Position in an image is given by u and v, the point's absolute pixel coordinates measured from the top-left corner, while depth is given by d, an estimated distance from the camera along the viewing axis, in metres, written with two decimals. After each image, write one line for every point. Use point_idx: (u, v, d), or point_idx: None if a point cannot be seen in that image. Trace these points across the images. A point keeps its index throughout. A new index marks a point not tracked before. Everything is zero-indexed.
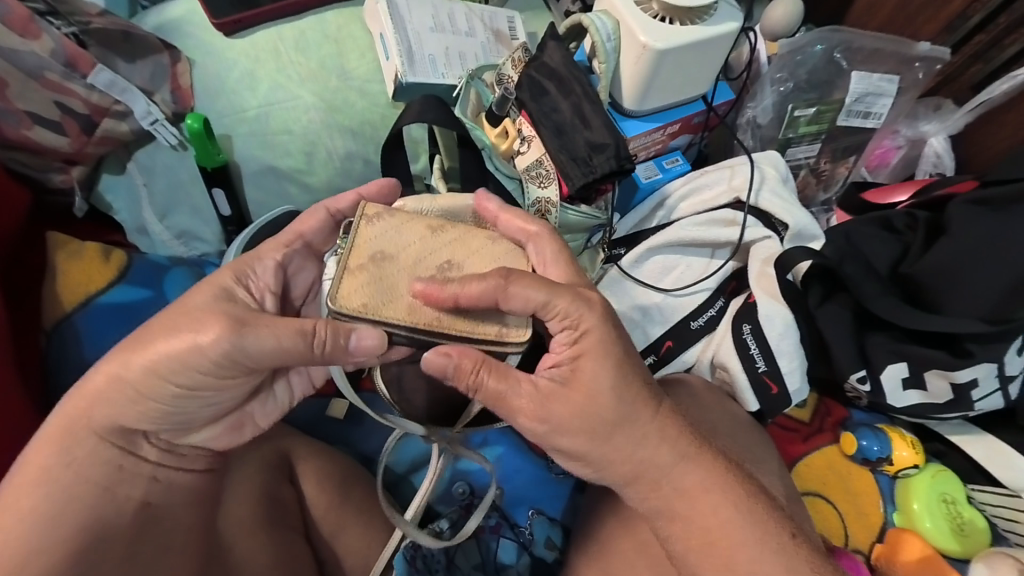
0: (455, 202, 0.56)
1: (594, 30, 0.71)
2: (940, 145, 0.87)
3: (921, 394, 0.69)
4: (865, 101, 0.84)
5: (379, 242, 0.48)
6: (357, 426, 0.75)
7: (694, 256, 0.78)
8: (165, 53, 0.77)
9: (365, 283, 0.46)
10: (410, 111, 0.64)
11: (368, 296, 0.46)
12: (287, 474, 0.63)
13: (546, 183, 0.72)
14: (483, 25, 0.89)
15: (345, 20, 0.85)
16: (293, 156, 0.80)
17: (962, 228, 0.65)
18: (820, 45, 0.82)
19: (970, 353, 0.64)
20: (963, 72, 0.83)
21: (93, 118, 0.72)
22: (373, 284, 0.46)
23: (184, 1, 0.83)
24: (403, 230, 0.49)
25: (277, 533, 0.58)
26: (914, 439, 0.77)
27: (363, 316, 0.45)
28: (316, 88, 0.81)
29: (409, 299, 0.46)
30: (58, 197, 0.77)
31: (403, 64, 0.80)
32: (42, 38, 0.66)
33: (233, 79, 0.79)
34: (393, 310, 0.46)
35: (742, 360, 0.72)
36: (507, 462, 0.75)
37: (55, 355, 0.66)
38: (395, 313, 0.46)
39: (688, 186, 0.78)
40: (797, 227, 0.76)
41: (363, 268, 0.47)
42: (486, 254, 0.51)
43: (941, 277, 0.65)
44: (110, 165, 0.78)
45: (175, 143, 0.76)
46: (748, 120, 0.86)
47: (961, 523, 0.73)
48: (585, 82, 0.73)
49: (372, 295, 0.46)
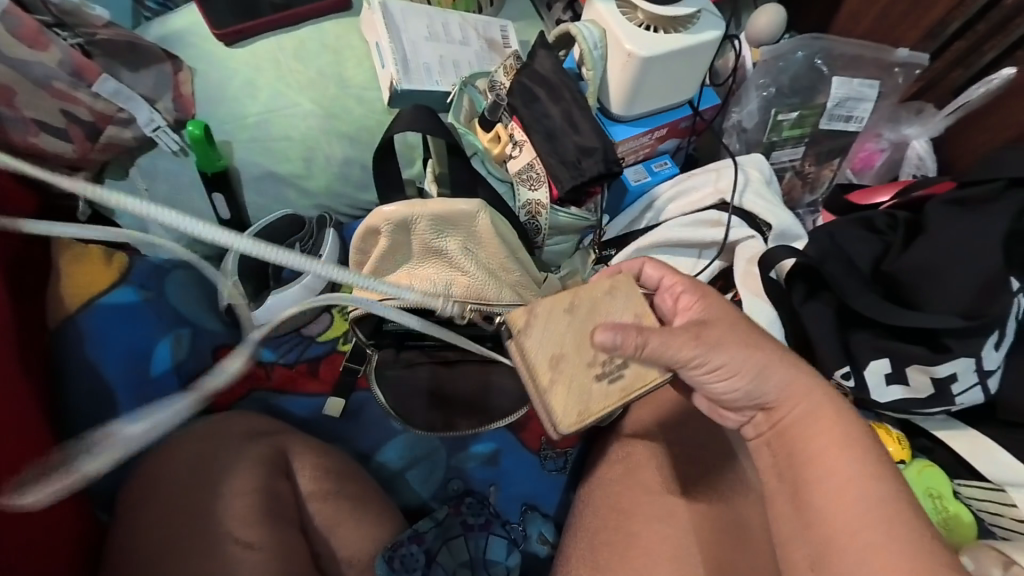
0: (444, 207, 0.57)
1: (582, 39, 0.73)
2: (921, 148, 0.88)
3: (904, 389, 0.70)
4: (846, 106, 0.87)
5: (542, 351, 0.53)
6: (353, 424, 0.76)
7: (682, 255, 0.81)
8: (168, 63, 0.79)
9: (570, 396, 0.53)
10: (402, 119, 0.64)
11: (577, 403, 0.53)
12: (283, 470, 0.64)
13: (537, 185, 0.74)
14: (477, 35, 0.92)
15: (343, 29, 0.88)
16: (292, 162, 0.82)
17: (938, 227, 0.68)
18: (802, 52, 0.86)
19: (948, 347, 0.66)
20: (943, 78, 0.86)
21: (97, 125, 0.74)
22: (572, 395, 0.53)
23: (186, 12, 0.86)
24: (549, 332, 0.53)
25: (274, 525, 0.59)
26: (900, 434, 0.78)
27: (586, 422, 0.53)
28: (315, 96, 0.84)
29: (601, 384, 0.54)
30: (63, 202, 0.79)
31: (398, 73, 0.83)
32: (50, 48, 0.68)
33: (234, 87, 0.82)
34: (597, 405, 0.53)
35: None
36: (507, 460, 0.75)
37: (56, 354, 0.68)
38: (599, 406, 0.53)
39: (676, 188, 0.81)
40: (781, 227, 0.78)
41: (556, 383, 0.53)
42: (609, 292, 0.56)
43: (919, 274, 0.68)
44: (114, 170, 0.79)
45: (177, 149, 0.79)
46: (734, 125, 0.89)
47: (946, 517, 0.74)
48: (574, 89, 0.75)
49: (580, 401, 0.53)
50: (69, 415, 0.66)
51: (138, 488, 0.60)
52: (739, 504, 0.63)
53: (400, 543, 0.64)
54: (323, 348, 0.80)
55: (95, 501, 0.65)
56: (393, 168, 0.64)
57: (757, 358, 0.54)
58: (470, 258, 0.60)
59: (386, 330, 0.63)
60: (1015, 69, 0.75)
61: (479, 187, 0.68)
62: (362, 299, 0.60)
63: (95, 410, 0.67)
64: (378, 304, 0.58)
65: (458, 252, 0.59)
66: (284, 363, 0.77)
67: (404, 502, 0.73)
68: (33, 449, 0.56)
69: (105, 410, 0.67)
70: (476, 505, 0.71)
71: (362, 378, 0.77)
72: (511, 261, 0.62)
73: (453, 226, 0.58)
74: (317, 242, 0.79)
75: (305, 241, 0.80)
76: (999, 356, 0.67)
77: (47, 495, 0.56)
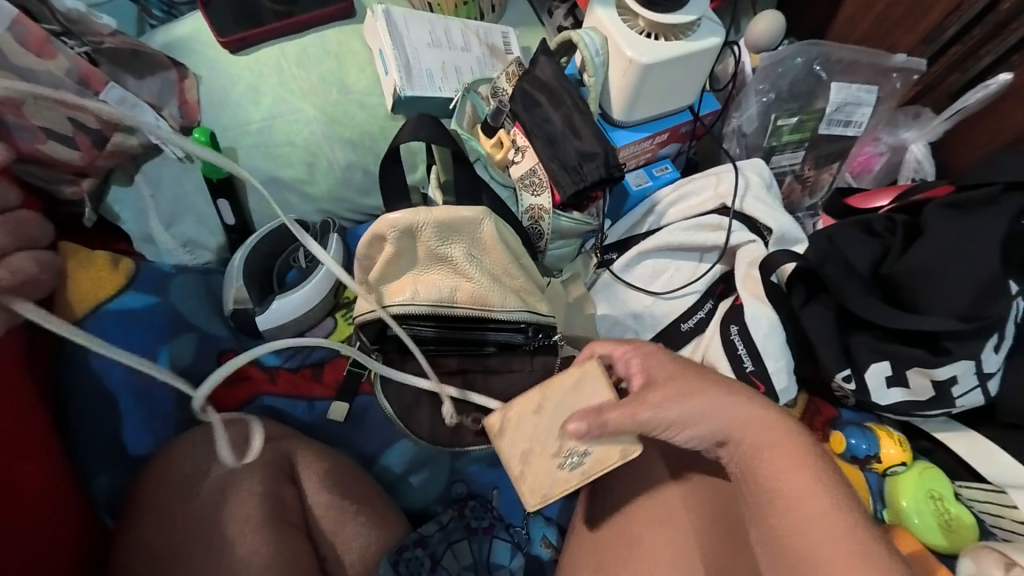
0: (449, 215, 0.58)
1: (583, 45, 0.74)
2: (919, 152, 0.89)
3: (904, 391, 0.71)
4: (844, 111, 0.88)
5: (518, 445, 0.55)
6: (357, 428, 0.76)
7: (683, 259, 0.82)
8: (173, 70, 0.80)
9: (535, 480, 0.54)
10: (406, 128, 0.65)
11: (542, 490, 0.54)
12: (288, 474, 0.64)
13: (539, 191, 0.74)
14: (478, 41, 0.93)
15: (346, 36, 0.89)
16: (296, 168, 0.83)
17: (936, 230, 0.68)
18: (800, 58, 0.86)
19: (948, 350, 0.67)
20: (941, 82, 0.86)
21: (104, 132, 0.75)
22: (540, 480, 0.54)
23: (190, 20, 0.86)
24: (527, 421, 0.55)
25: (279, 530, 0.59)
26: (902, 437, 0.79)
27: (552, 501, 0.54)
28: (318, 102, 0.84)
29: (564, 474, 0.55)
30: (69, 208, 0.79)
31: (401, 79, 0.84)
32: (58, 57, 0.68)
33: (238, 94, 0.83)
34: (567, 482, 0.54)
35: (730, 360, 0.74)
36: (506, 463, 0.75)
37: (61, 359, 0.68)
38: (569, 483, 0.54)
39: (677, 193, 0.81)
40: (781, 230, 0.79)
41: (522, 471, 0.55)
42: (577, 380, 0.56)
43: (918, 277, 0.68)
44: (119, 178, 0.80)
45: (182, 156, 0.79)
46: (734, 129, 0.90)
47: (948, 519, 0.75)
48: (575, 94, 0.76)
49: (546, 487, 0.54)
50: (75, 419, 0.66)
51: (144, 491, 0.60)
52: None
53: (405, 546, 0.65)
54: (325, 353, 0.80)
55: (100, 505, 0.65)
56: (397, 174, 0.65)
57: (707, 404, 0.53)
58: (475, 264, 0.61)
59: (389, 335, 0.64)
60: (1011, 74, 0.76)
61: (482, 193, 0.69)
62: (366, 306, 0.60)
63: (100, 414, 0.67)
64: (382, 309, 0.59)
65: (463, 258, 0.60)
66: (288, 367, 0.78)
67: (408, 505, 0.74)
68: (40, 453, 0.57)
69: (110, 415, 0.67)
70: (479, 509, 0.71)
71: (365, 381, 0.78)
72: (516, 266, 0.62)
73: (457, 233, 0.59)
74: (320, 248, 0.79)
75: (308, 247, 0.81)
76: (999, 357, 0.68)
77: (54, 498, 0.56)
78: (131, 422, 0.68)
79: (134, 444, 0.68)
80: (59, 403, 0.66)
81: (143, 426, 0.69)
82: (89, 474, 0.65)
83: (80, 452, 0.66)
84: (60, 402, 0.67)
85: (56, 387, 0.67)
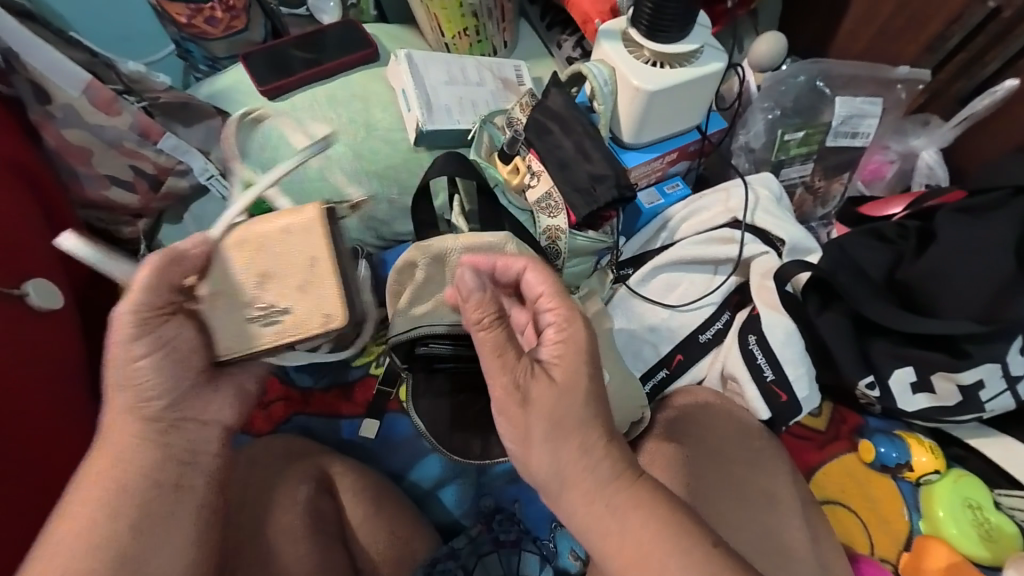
0: (474, 240, 0.61)
1: (591, 77, 0.79)
2: (931, 158, 0.91)
3: (930, 397, 0.71)
4: (851, 123, 0.90)
5: None
6: (387, 445, 0.80)
7: (697, 272, 0.83)
8: (218, 118, 0.86)
9: (231, 334, 0.53)
10: (436, 164, 0.69)
11: (230, 341, 0.53)
12: (325, 488, 0.68)
13: (555, 213, 0.79)
14: (492, 76, 1.00)
15: (372, 79, 0.97)
16: (326, 201, 0.90)
17: (951, 234, 0.69)
18: (803, 76, 0.89)
19: (968, 353, 0.66)
20: (947, 88, 0.88)
21: (158, 177, 0.83)
22: (222, 328, 0.52)
23: (232, 72, 0.95)
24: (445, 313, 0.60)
25: (319, 540, 0.63)
26: (933, 444, 0.79)
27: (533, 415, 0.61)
28: (346, 139, 0.91)
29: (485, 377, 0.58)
30: (126, 246, 0.89)
31: (422, 115, 0.90)
32: (122, 114, 0.76)
33: (275, 136, 0.90)
34: None
35: (750, 370, 0.75)
36: (540, 508, 0.77)
37: None
38: None
39: (687, 208, 0.84)
40: (792, 241, 0.80)
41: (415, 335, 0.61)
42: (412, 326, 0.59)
43: (931, 281, 0.69)
44: (170, 217, 0.89)
45: (226, 195, 0.86)
46: (741, 145, 0.92)
47: (989, 529, 0.74)
48: (585, 121, 0.81)
49: (236, 341, 0.53)
50: None
51: None
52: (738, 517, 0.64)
53: (438, 559, 0.67)
54: (357, 372, 0.84)
55: None
56: (426, 205, 0.68)
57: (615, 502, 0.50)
58: None
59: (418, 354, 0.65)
60: (1016, 80, 0.79)
61: (504, 220, 0.71)
62: (402, 325, 0.63)
63: None
64: (413, 330, 0.62)
65: None
66: (321, 388, 0.83)
67: (436, 521, 0.77)
68: None
69: None
70: (506, 522, 0.73)
71: (393, 400, 0.82)
72: None
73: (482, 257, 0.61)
74: None
75: None
76: None
77: None
78: None
79: None
80: None
81: None
82: None
83: None
84: None
85: None
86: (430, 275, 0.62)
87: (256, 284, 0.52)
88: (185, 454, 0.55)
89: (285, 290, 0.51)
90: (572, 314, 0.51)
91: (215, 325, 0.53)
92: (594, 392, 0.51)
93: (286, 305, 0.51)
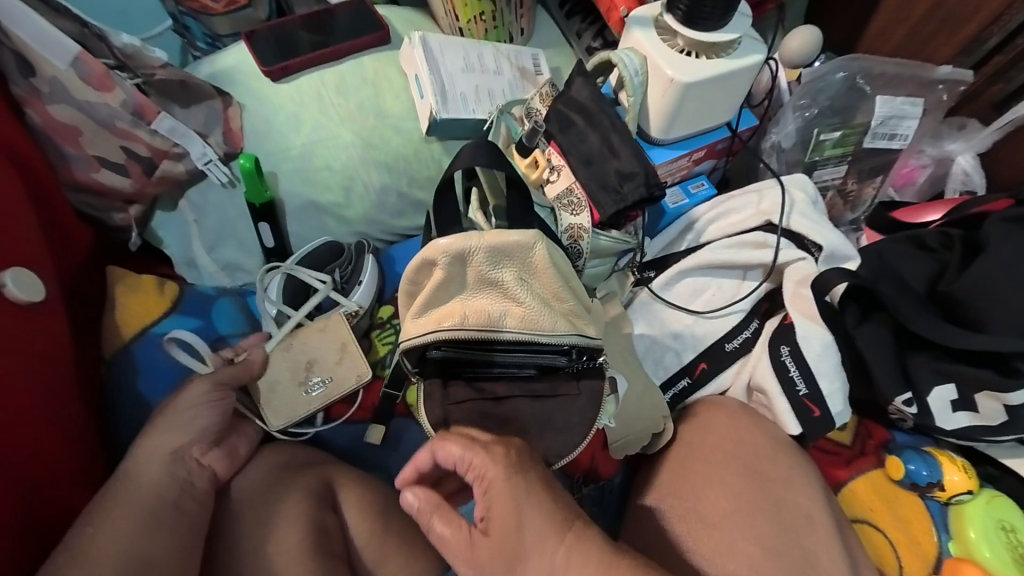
0: (502, 240, 0.55)
1: (622, 66, 0.74)
2: (968, 163, 0.87)
3: (971, 415, 0.68)
4: (889, 124, 0.86)
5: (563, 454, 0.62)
6: (394, 453, 0.75)
7: (725, 278, 0.79)
8: (218, 99, 0.81)
9: (281, 410, 0.71)
10: (461, 155, 0.62)
11: (286, 413, 0.71)
12: (330, 502, 0.64)
13: (578, 210, 0.73)
14: (510, 64, 0.95)
15: (382, 63, 0.91)
16: (332, 191, 0.85)
17: (1003, 246, 0.65)
18: (841, 73, 0.84)
19: (1020, 372, 0.63)
20: (983, 92, 0.85)
21: (154, 160, 0.77)
22: (283, 406, 0.71)
23: (234, 50, 0.89)
24: (468, 314, 0.57)
25: (324, 560, 0.59)
26: (965, 462, 0.75)
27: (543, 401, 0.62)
28: (355, 126, 0.86)
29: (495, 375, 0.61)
30: (118, 234, 0.83)
31: (437, 103, 0.85)
32: (115, 90, 0.70)
33: (279, 121, 0.84)
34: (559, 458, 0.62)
35: (781, 382, 0.71)
36: None
37: (114, 386, 0.70)
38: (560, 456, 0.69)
39: (715, 210, 0.79)
40: (830, 248, 0.76)
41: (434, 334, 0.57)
42: (432, 322, 0.57)
43: (980, 295, 0.65)
44: (164, 203, 0.83)
45: (226, 181, 0.81)
46: (773, 145, 0.87)
47: (1023, 553, 0.71)
48: (612, 114, 0.76)
49: (285, 411, 0.71)
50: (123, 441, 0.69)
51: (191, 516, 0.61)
52: (713, 542, 0.61)
53: None
54: None
55: None
56: (452, 201, 0.63)
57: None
58: (526, 289, 0.58)
59: (429, 359, 0.60)
60: None
61: (533, 220, 0.66)
62: (418, 326, 0.58)
63: None
64: (431, 334, 0.57)
65: (513, 282, 0.57)
66: None
67: None
68: None
69: None
70: None
71: (400, 405, 0.76)
72: (566, 290, 0.59)
73: (508, 258, 0.56)
74: (356, 268, 0.80)
75: (343, 267, 0.81)
76: None
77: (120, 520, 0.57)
78: None
79: None
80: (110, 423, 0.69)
81: None
82: None
83: None
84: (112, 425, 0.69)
85: (106, 408, 0.71)
86: (454, 273, 0.57)
87: (307, 368, 0.73)
88: (192, 473, 0.60)
89: (335, 370, 0.74)
90: (485, 449, 0.55)
91: (268, 399, 0.71)
92: (532, 514, 0.52)
93: (327, 378, 0.73)
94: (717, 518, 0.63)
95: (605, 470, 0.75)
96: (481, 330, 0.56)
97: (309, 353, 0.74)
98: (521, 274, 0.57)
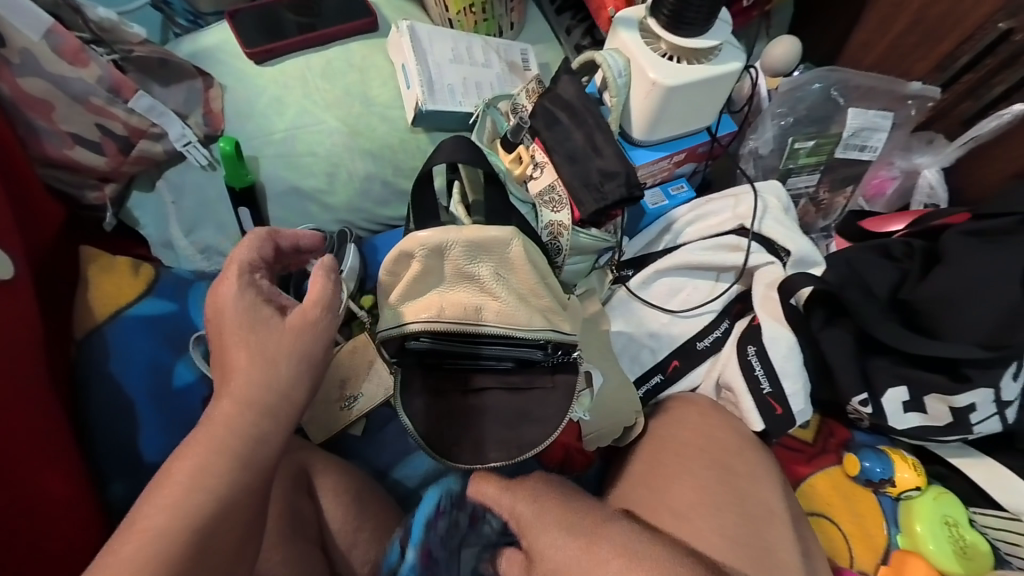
0: (481, 234, 0.56)
1: (606, 66, 0.75)
2: (933, 177, 0.91)
3: (923, 416, 0.71)
4: (860, 136, 0.89)
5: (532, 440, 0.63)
6: (372, 441, 0.76)
7: (700, 278, 0.81)
8: (199, 79, 0.80)
9: (321, 424, 0.74)
10: (444, 150, 0.63)
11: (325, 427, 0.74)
12: (305, 487, 0.64)
13: (559, 208, 0.75)
14: (499, 57, 0.95)
15: (370, 50, 0.90)
16: (316, 177, 0.84)
17: (960, 258, 0.69)
18: (818, 84, 0.87)
19: (968, 377, 0.67)
20: (954, 108, 0.87)
21: (130, 139, 0.75)
22: (325, 421, 0.74)
23: (218, 29, 0.87)
24: (444, 305, 0.58)
25: (298, 544, 0.60)
26: (916, 461, 0.79)
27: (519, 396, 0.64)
28: (341, 113, 0.85)
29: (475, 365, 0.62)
30: (92, 212, 0.81)
31: (423, 93, 0.85)
32: (90, 65, 0.69)
33: (263, 103, 0.83)
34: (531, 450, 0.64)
35: (747, 381, 0.74)
36: None
37: (85, 365, 0.69)
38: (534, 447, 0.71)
39: (694, 212, 0.81)
40: (799, 253, 0.79)
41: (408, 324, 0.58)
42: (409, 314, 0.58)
43: (936, 303, 0.68)
44: (141, 183, 0.81)
45: (205, 163, 0.80)
46: (750, 151, 0.90)
47: (964, 546, 0.75)
48: (597, 113, 0.77)
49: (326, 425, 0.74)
50: (91, 423, 0.67)
51: None
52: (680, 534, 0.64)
53: None
54: None
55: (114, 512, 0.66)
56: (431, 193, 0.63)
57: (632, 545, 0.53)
58: (503, 284, 0.59)
59: (408, 350, 0.61)
60: None
61: (512, 215, 0.66)
62: (395, 315, 0.59)
63: (116, 421, 0.68)
64: (407, 324, 0.57)
65: (490, 277, 0.58)
66: None
67: None
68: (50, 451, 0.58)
69: (126, 423, 0.68)
70: None
71: None
72: (543, 287, 0.60)
73: (486, 252, 0.57)
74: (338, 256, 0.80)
75: None
76: (1016, 386, 0.68)
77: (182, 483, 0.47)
78: (146, 427, 0.69)
79: (150, 452, 0.68)
80: (79, 404, 0.68)
81: (161, 433, 0.69)
82: (104, 481, 0.66)
83: (99, 458, 0.67)
84: (81, 406, 0.68)
85: (76, 389, 0.69)
86: (432, 265, 0.57)
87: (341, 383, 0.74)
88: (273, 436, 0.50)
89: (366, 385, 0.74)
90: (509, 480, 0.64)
91: (311, 417, 0.73)
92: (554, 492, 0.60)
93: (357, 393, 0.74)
94: (683, 509, 0.65)
95: (579, 463, 0.77)
96: (457, 323, 0.58)
97: (341, 371, 0.74)
98: (498, 269, 0.58)
